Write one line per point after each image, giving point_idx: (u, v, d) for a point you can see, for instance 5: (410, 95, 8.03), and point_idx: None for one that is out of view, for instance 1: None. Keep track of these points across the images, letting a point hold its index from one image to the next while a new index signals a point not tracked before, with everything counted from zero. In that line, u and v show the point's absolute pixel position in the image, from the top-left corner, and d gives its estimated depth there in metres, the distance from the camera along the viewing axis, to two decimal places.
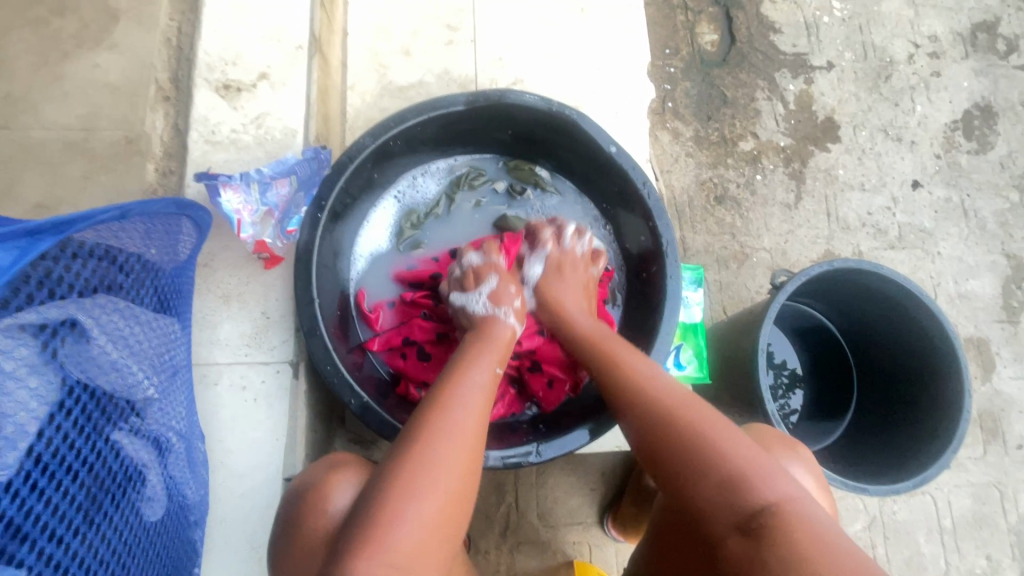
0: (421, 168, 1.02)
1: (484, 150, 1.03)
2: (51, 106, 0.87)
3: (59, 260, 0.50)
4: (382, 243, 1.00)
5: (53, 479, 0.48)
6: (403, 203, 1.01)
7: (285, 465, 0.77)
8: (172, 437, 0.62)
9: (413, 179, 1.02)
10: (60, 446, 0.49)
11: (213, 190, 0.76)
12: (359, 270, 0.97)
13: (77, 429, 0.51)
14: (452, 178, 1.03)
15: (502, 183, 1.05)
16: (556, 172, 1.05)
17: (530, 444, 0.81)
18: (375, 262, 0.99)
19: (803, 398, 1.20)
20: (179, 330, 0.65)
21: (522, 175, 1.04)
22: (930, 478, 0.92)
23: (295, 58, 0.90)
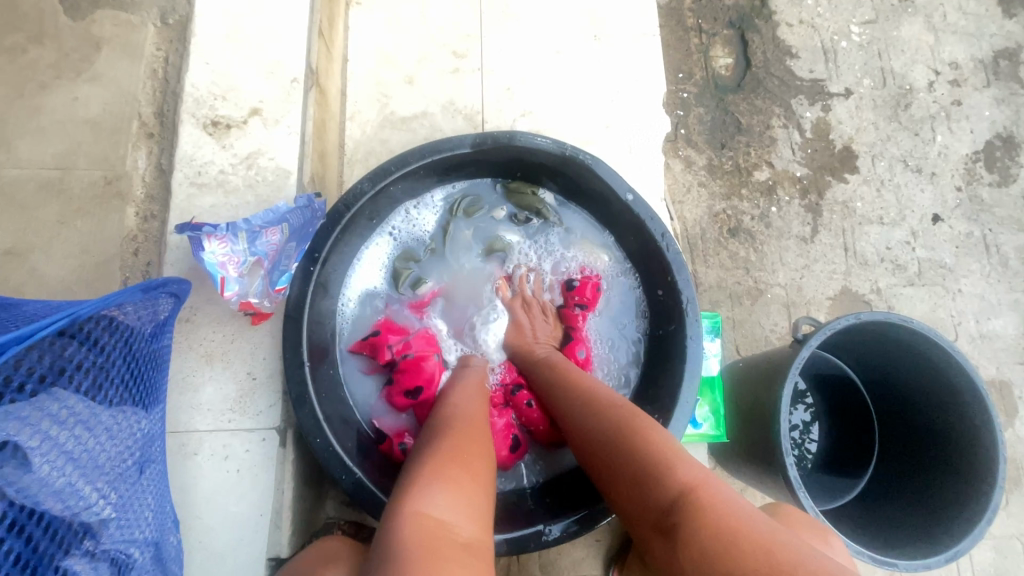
0: (414, 201, 0.93)
1: (482, 176, 0.94)
2: (25, 142, 0.81)
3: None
4: (376, 281, 0.92)
5: None
6: (397, 241, 0.94)
7: (270, 543, 0.70)
8: (135, 550, 0.53)
9: (406, 213, 0.93)
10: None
11: (196, 242, 0.69)
12: (349, 314, 0.89)
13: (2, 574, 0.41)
14: (449, 208, 0.94)
15: (503, 211, 0.96)
16: (560, 198, 0.96)
17: (539, 525, 0.77)
18: (368, 305, 0.91)
19: (807, 412, 1.17)
20: (145, 419, 0.57)
21: (524, 199, 0.95)
22: (963, 551, 0.86)
23: (290, 92, 0.84)
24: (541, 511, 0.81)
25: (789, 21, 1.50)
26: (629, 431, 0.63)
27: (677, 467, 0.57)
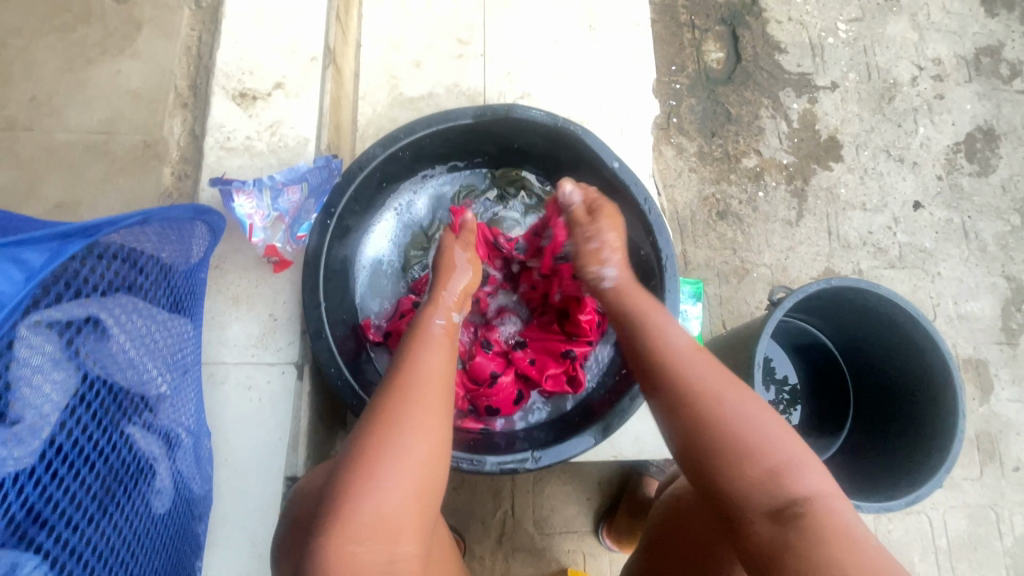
0: (416, 187, 1.03)
1: (476, 165, 1.05)
2: (74, 110, 0.91)
3: (83, 263, 0.52)
4: (385, 266, 1.02)
5: (72, 469, 0.50)
6: (402, 226, 1.04)
7: (288, 463, 0.79)
8: (181, 432, 0.65)
9: (409, 199, 1.04)
10: (79, 435, 0.51)
11: (227, 195, 0.79)
12: (363, 292, 0.99)
13: (94, 421, 0.53)
14: (447, 192, 1.05)
15: (493, 192, 1.07)
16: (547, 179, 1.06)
17: (527, 451, 0.83)
18: (379, 285, 1.01)
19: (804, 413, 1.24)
20: (192, 334, 0.69)
21: (510, 181, 1.05)
22: (923, 495, 0.93)
23: (309, 69, 0.93)
24: (538, 443, 0.88)
25: (778, 18, 1.58)
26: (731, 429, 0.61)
27: (805, 473, 0.58)
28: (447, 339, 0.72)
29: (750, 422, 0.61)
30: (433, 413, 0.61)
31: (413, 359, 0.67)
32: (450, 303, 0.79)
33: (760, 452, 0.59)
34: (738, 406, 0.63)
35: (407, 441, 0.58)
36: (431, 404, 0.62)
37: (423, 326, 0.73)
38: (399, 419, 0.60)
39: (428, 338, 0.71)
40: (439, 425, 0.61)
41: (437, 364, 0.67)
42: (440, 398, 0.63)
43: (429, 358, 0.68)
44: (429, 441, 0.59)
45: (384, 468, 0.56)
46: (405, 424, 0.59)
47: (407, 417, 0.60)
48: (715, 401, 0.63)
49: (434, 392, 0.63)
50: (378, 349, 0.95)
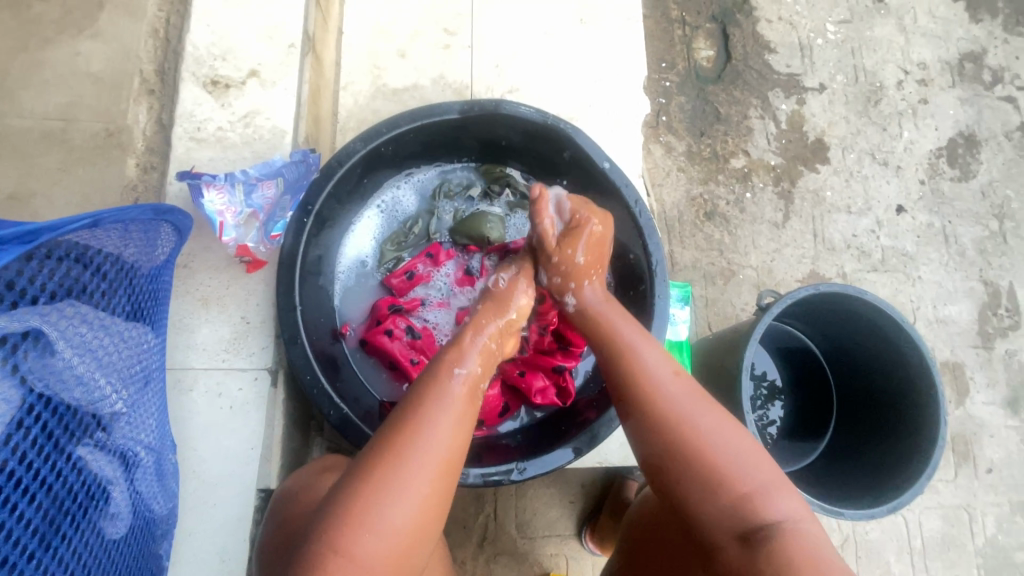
0: (399, 179, 0.99)
1: (462, 158, 1.00)
2: (28, 93, 0.85)
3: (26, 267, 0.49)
4: (365, 261, 0.97)
5: (6, 504, 0.46)
6: (383, 219, 0.99)
7: (260, 475, 0.75)
8: (141, 451, 0.61)
9: (392, 192, 1.00)
10: (14, 464, 0.47)
11: (196, 190, 0.75)
12: (341, 287, 0.95)
13: (34, 447, 0.49)
14: (432, 189, 1.01)
15: (478, 189, 1.02)
16: (533, 176, 1.03)
17: (512, 462, 0.81)
18: (358, 280, 0.96)
19: (782, 409, 1.23)
20: (154, 342, 0.64)
21: (494, 177, 1.01)
22: (903, 502, 0.93)
23: (287, 57, 0.88)
24: (521, 452, 0.86)
25: (768, 17, 1.56)
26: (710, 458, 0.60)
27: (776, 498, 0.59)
28: (464, 396, 0.63)
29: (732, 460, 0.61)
30: (431, 475, 0.56)
31: (420, 413, 0.60)
32: (474, 350, 0.69)
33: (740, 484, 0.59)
34: (712, 435, 0.62)
35: (398, 514, 0.54)
36: (429, 469, 0.56)
37: (441, 378, 0.64)
38: (390, 494, 0.54)
39: (442, 397, 0.62)
40: (434, 493, 0.56)
41: (446, 433, 0.59)
42: (441, 464, 0.57)
43: (439, 421, 0.59)
44: (425, 497, 0.56)
45: (368, 546, 0.52)
46: (396, 499, 0.54)
47: (399, 492, 0.54)
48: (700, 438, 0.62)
49: (436, 462, 0.57)
50: (357, 352, 0.92)
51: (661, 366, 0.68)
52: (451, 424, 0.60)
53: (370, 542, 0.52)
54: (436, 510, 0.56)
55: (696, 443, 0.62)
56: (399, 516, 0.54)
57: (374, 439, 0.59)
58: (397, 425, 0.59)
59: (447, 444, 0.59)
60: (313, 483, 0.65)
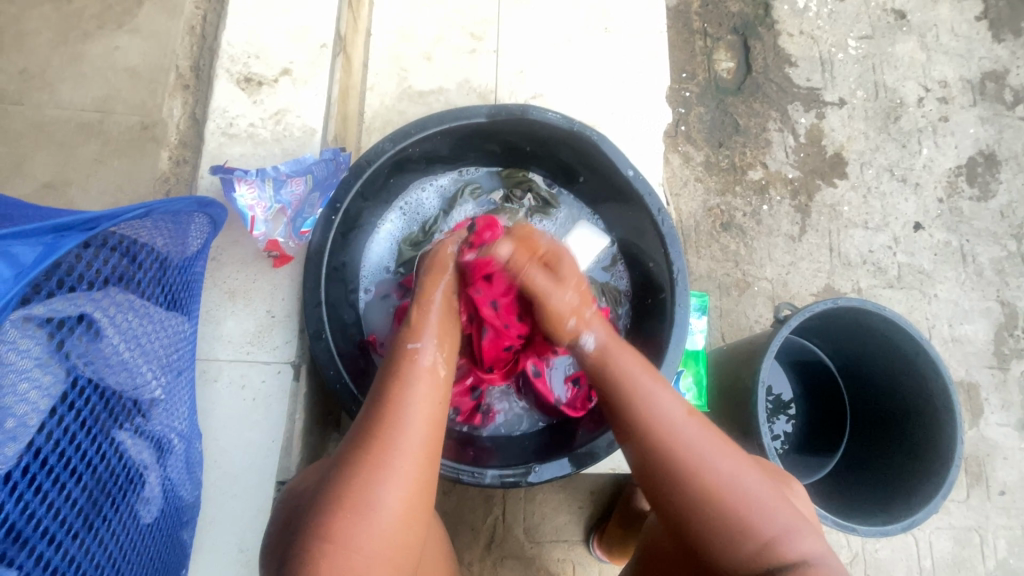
0: (422, 182, 1.00)
1: (485, 162, 1.01)
2: (67, 84, 0.87)
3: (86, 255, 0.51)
4: (384, 263, 0.98)
5: (57, 482, 0.49)
6: (405, 221, 1.00)
7: (280, 468, 0.76)
8: (173, 438, 0.62)
9: (415, 194, 1.01)
10: (65, 445, 0.49)
11: (228, 184, 0.75)
12: (364, 288, 0.96)
13: (82, 429, 0.51)
14: (454, 192, 1.02)
15: (499, 193, 1.03)
16: (553, 181, 1.04)
17: (528, 464, 0.81)
18: (380, 281, 0.97)
19: (788, 424, 1.23)
20: (189, 333, 0.66)
21: (516, 182, 1.02)
22: (918, 520, 0.93)
23: (319, 56, 0.90)
24: (536, 456, 0.86)
25: (790, 31, 1.57)
26: (715, 488, 0.60)
27: (795, 536, 0.58)
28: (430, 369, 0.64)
29: (743, 499, 0.59)
30: (413, 464, 0.56)
31: (391, 398, 0.60)
32: (432, 323, 0.69)
33: (749, 523, 0.58)
34: (727, 474, 0.60)
35: (385, 497, 0.54)
36: (410, 455, 0.56)
37: (406, 357, 0.64)
38: (378, 475, 0.54)
39: (409, 374, 0.62)
40: (422, 472, 0.57)
41: (424, 415, 0.59)
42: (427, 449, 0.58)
43: (411, 402, 0.60)
44: (409, 496, 0.55)
45: (359, 534, 0.52)
46: (386, 477, 0.54)
47: (388, 480, 0.54)
48: (709, 470, 0.60)
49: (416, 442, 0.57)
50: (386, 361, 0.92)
51: (668, 395, 0.66)
52: (427, 401, 0.60)
53: (362, 532, 0.52)
54: (425, 484, 0.57)
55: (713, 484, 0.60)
56: (394, 498, 0.54)
57: (359, 417, 0.60)
58: (377, 406, 0.59)
59: (425, 426, 0.59)
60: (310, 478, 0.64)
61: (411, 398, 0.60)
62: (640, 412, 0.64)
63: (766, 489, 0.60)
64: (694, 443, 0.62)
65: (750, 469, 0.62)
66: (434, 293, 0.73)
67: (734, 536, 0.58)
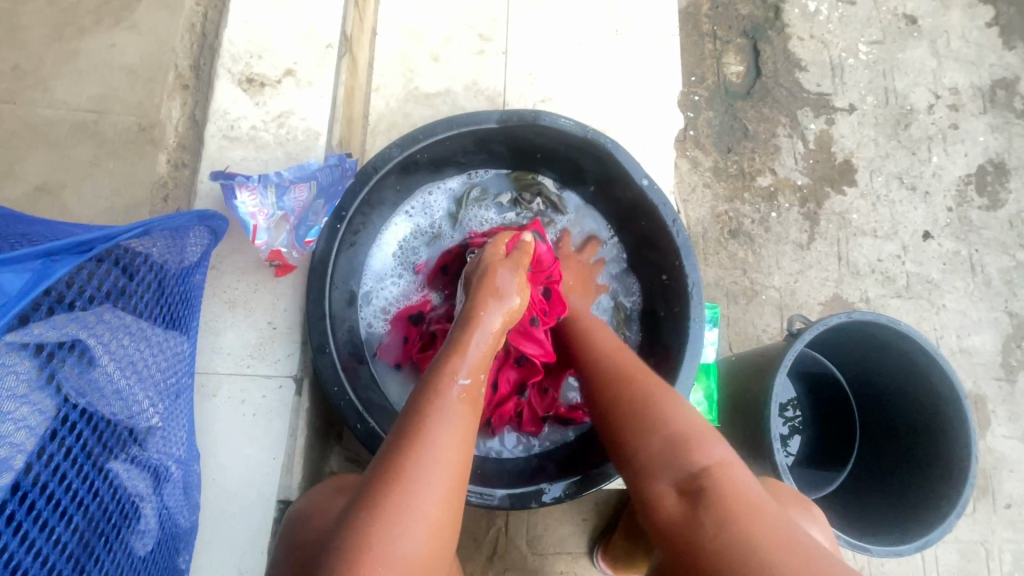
0: (431, 185, 0.96)
1: (495, 165, 0.98)
2: (61, 83, 0.84)
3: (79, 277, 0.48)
4: (389, 266, 0.95)
5: (45, 526, 0.46)
6: (412, 224, 0.96)
7: (281, 487, 0.73)
8: (171, 465, 0.60)
9: (423, 197, 0.97)
10: (54, 485, 0.46)
11: (229, 191, 0.72)
12: (369, 294, 0.93)
13: (73, 465, 0.48)
14: (462, 195, 0.98)
15: (507, 197, 1.00)
16: (563, 185, 1.00)
17: (541, 483, 0.79)
18: (385, 285, 0.94)
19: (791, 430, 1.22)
20: (187, 351, 0.63)
21: (525, 186, 0.99)
22: (933, 541, 0.91)
23: (324, 57, 0.86)
24: (548, 475, 0.84)
25: (800, 35, 1.54)
26: (641, 401, 0.68)
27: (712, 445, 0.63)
28: (464, 404, 0.60)
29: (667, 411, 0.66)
30: (435, 500, 0.53)
31: (418, 432, 0.56)
32: (474, 351, 0.64)
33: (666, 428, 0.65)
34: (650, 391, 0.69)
35: (406, 544, 0.51)
36: (439, 493, 0.53)
37: (440, 385, 0.60)
38: (396, 511, 0.51)
39: (443, 407, 0.58)
40: (443, 514, 0.53)
41: (456, 458, 0.56)
42: (450, 483, 0.54)
43: (440, 435, 0.56)
44: (430, 539, 0.52)
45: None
46: (407, 524, 0.51)
47: (409, 518, 0.51)
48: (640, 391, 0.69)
49: (442, 476, 0.54)
50: (393, 371, 0.91)
51: (611, 345, 0.79)
52: (457, 440, 0.57)
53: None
54: (447, 528, 0.54)
55: (637, 398, 0.69)
56: (412, 545, 0.51)
57: (381, 449, 0.56)
58: (400, 438, 0.56)
59: (454, 466, 0.55)
60: (324, 507, 0.63)
61: (441, 433, 0.56)
62: (590, 357, 0.78)
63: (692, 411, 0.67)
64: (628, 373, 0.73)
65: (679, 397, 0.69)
66: (487, 321, 0.66)
67: (662, 450, 0.63)
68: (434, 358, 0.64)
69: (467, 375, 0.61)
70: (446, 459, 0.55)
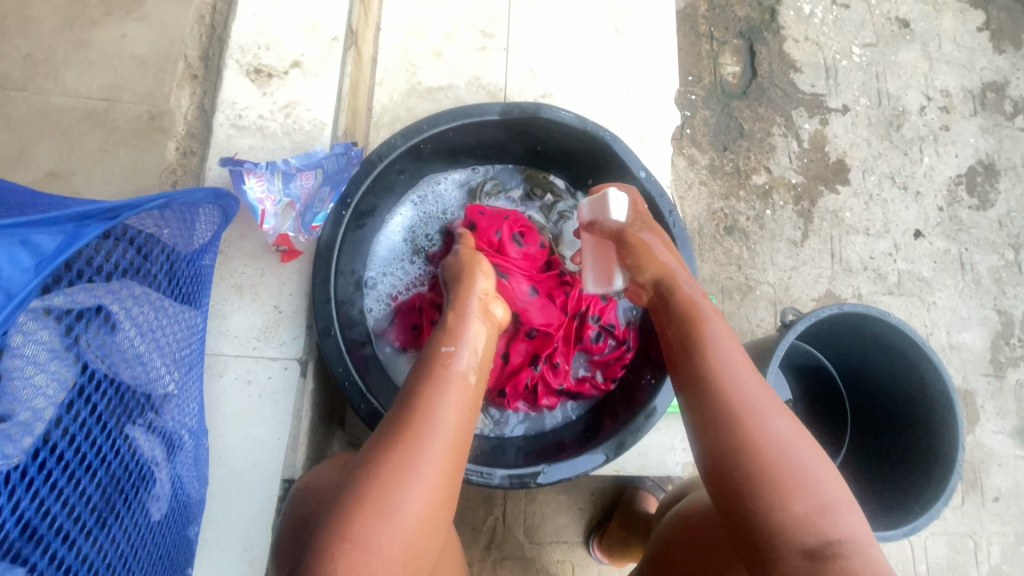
0: (443, 174, 0.99)
1: (506, 160, 1.01)
2: (73, 72, 0.86)
3: (112, 247, 0.51)
4: (394, 251, 0.97)
5: (72, 478, 0.47)
6: (418, 211, 0.99)
7: (285, 466, 0.75)
8: (183, 434, 0.62)
9: (433, 185, 0.99)
10: (81, 440, 0.48)
11: (237, 176, 0.74)
12: (373, 276, 0.95)
13: (98, 424, 0.50)
14: (472, 186, 1.01)
15: (518, 193, 1.03)
16: (573, 184, 1.02)
17: (539, 465, 0.80)
18: (388, 270, 0.96)
19: None
20: (199, 328, 0.66)
21: (537, 183, 1.02)
22: (920, 526, 0.93)
23: (330, 50, 0.89)
24: (545, 457, 0.86)
25: (796, 36, 1.57)
26: (766, 450, 0.57)
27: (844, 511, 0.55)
28: (465, 378, 0.63)
29: (799, 468, 0.56)
30: (436, 464, 0.55)
31: (423, 401, 0.59)
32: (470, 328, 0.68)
33: (803, 494, 0.54)
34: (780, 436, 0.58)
35: (408, 502, 0.53)
36: (438, 456, 0.56)
37: (442, 362, 0.63)
38: (404, 476, 0.53)
39: (442, 379, 0.61)
40: (445, 478, 0.56)
41: (453, 414, 0.59)
42: (451, 447, 0.57)
43: (442, 404, 0.59)
44: (429, 500, 0.54)
45: (378, 532, 0.51)
46: (409, 484, 0.53)
47: (412, 479, 0.54)
48: (768, 439, 0.57)
49: (445, 439, 0.57)
50: (396, 354, 0.93)
51: (731, 355, 0.64)
52: (457, 408, 0.59)
53: (383, 532, 0.51)
54: (448, 494, 0.56)
55: (763, 445, 0.57)
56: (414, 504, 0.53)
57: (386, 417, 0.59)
58: (405, 409, 0.58)
59: (453, 430, 0.58)
60: (326, 479, 0.66)
61: (444, 403, 0.59)
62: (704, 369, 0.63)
63: (818, 458, 0.57)
64: (750, 399, 0.60)
65: (810, 437, 0.59)
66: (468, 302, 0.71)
67: (802, 520, 0.54)
68: (428, 338, 0.68)
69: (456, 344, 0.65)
70: (447, 427, 0.58)
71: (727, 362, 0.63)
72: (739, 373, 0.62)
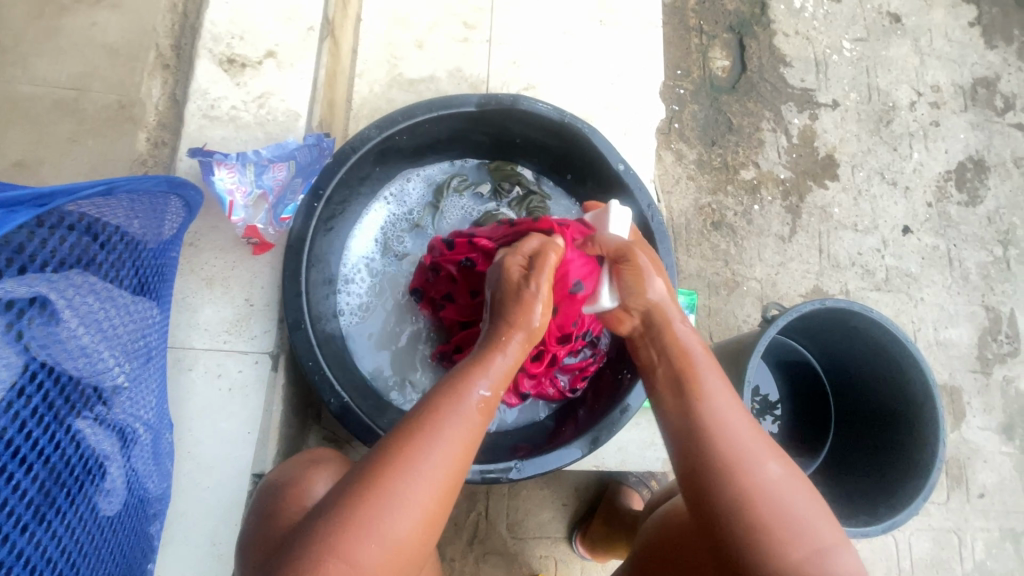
0: (411, 172, 0.98)
1: (475, 154, 1.00)
2: (42, 60, 0.84)
3: (47, 236, 0.50)
4: (367, 251, 0.95)
5: (6, 473, 0.46)
6: (389, 210, 0.98)
7: (255, 461, 0.74)
8: (138, 427, 0.61)
9: (402, 184, 0.98)
10: (14, 433, 0.47)
11: (207, 168, 0.74)
12: (346, 278, 0.93)
13: (36, 417, 0.50)
14: (440, 182, 1.00)
15: (486, 186, 1.01)
16: (540, 174, 1.02)
17: (512, 460, 0.79)
18: (362, 271, 0.95)
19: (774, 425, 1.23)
20: (156, 319, 0.64)
21: (504, 175, 1.00)
22: (898, 523, 0.93)
23: (305, 40, 0.87)
24: (520, 451, 0.85)
25: (786, 31, 1.56)
26: (765, 501, 0.56)
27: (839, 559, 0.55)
28: (473, 399, 0.60)
29: (796, 519, 0.56)
30: (429, 488, 0.54)
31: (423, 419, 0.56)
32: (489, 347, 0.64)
33: (801, 542, 0.55)
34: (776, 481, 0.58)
35: (398, 521, 0.51)
36: (430, 479, 0.54)
37: (454, 380, 0.60)
38: (392, 497, 0.52)
39: (450, 400, 0.58)
40: (436, 500, 0.54)
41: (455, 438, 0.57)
42: (445, 474, 0.55)
43: (444, 426, 0.56)
44: (419, 520, 0.53)
45: (367, 550, 0.50)
46: (396, 508, 0.52)
47: (404, 502, 0.52)
48: (767, 489, 0.57)
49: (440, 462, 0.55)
50: (371, 355, 0.92)
51: (724, 399, 0.64)
52: (458, 429, 0.57)
53: (371, 550, 0.50)
54: (439, 511, 0.55)
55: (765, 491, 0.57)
56: (404, 526, 0.52)
57: (382, 433, 0.56)
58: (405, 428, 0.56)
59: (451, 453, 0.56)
60: (302, 480, 0.65)
61: (448, 426, 0.56)
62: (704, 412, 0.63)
63: (816, 505, 0.58)
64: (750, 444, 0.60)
65: (808, 485, 0.59)
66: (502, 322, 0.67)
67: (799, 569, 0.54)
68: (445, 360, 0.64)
69: (481, 368, 0.62)
70: (444, 455, 0.55)
71: (726, 414, 0.62)
72: (736, 419, 0.62)
